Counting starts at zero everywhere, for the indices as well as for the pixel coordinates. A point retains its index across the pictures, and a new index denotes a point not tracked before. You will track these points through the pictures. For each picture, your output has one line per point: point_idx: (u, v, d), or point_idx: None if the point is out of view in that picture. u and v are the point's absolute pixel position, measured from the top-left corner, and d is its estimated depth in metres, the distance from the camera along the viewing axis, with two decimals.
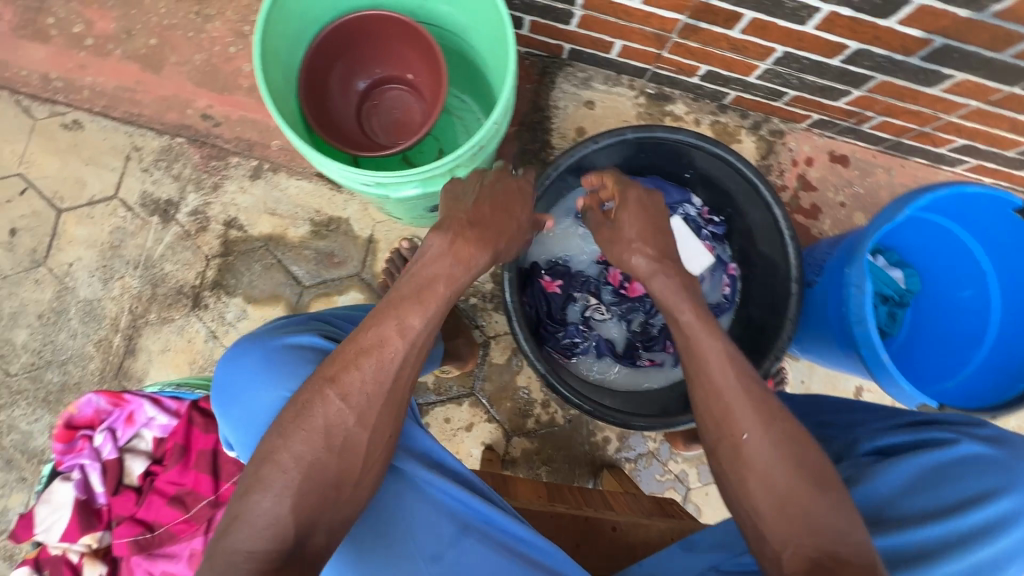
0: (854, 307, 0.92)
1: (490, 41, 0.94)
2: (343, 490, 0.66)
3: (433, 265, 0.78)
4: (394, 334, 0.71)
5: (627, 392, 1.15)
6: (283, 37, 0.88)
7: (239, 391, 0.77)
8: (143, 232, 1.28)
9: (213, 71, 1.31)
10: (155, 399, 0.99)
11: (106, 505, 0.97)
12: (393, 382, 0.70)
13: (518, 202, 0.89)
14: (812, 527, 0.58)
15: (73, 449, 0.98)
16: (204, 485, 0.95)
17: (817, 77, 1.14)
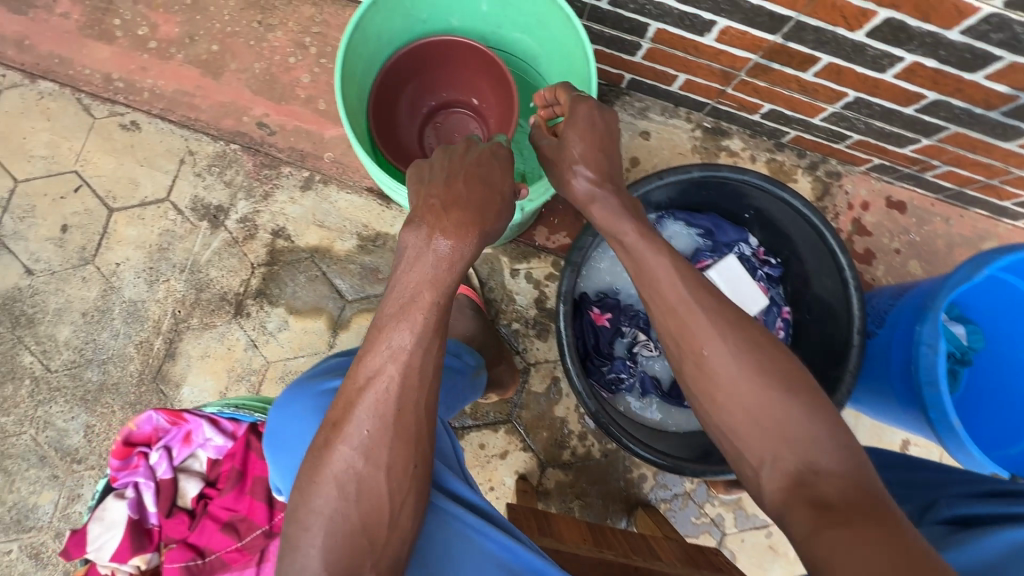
0: (926, 367, 0.89)
1: (567, 74, 0.95)
2: (378, 542, 0.65)
3: (412, 269, 0.73)
4: (389, 358, 0.68)
5: (671, 432, 1.13)
6: (362, 58, 0.91)
7: (291, 437, 0.74)
8: (192, 236, 1.28)
9: (271, 80, 1.32)
10: (213, 419, 0.98)
11: (158, 526, 0.95)
12: (400, 414, 0.68)
13: (496, 169, 0.81)
14: (786, 439, 0.59)
15: (129, 466, 0.96)
16: (259, 514, 0.94)
17: (886, 124, 1.11)
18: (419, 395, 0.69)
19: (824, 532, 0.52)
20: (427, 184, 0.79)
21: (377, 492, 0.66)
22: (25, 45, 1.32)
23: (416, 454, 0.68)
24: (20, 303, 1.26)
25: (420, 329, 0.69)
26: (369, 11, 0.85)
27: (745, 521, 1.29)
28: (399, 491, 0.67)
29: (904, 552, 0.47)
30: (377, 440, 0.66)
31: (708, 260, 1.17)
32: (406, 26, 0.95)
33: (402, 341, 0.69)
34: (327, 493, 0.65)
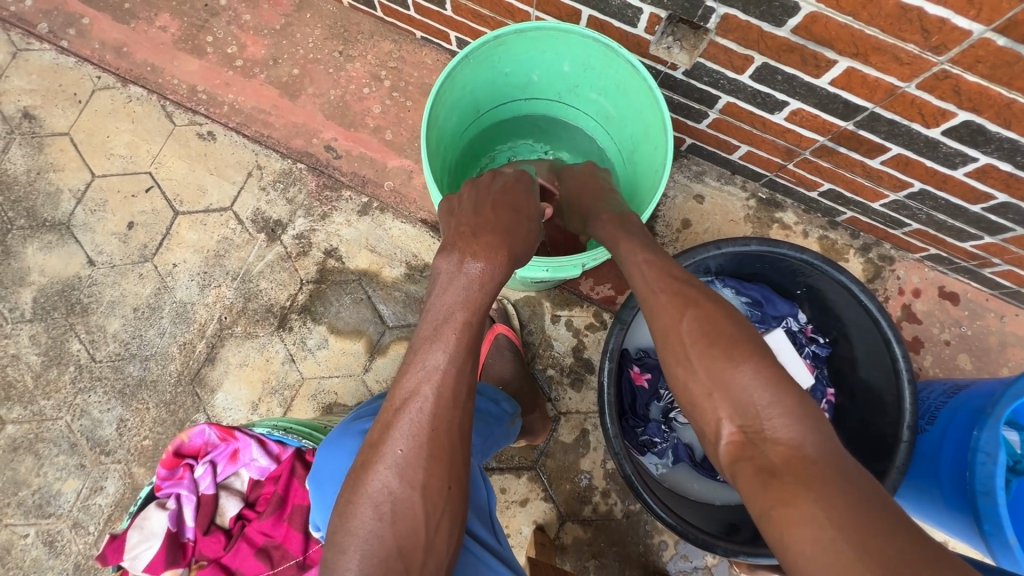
0: (981, 475, 0.86)
1: (639, 133, 1.04)
2: (413, 568, 0.58)
3: (445, 293, 0.68)
4: (423, 378, 0.63)
5: (701, 503, 1.10)
6: (446, 104, 0.97)
7: (338, 473, 0.73)
8: (248, 246, 1.32)
9: (344, 107, 1.37)
10: (262, 439, 0.98)
11: (193, 541, 0.95)
12: (436, 432, 0.61)
13: (523, 199, 0.81)
14: (739, 407, 0.59)
15: (175, 477, 0.97)
16: (294, 544, 0.91)
17: (949, 218, 1.11)
18: (455, 413, 0.63)
19: (774, 513, 0.52)
20: (458, 218, 0.76)
21: (413, 515, 0.59)
22: (123, 52, 1.41)
23: (450, 475, 0.61)
24: (77, 291, 1.31)
25: (455, 348, 0.64)
26: (462, 62, 0.93)
27: None
28: (434, 513, 0.60)
29: (847, 528, 0.47)
30: (412, 458, 0.60)
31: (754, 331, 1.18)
32: (487, 76, 1.03)
33: (436, 361, 0.63)
34: (362, 514, 0.59)
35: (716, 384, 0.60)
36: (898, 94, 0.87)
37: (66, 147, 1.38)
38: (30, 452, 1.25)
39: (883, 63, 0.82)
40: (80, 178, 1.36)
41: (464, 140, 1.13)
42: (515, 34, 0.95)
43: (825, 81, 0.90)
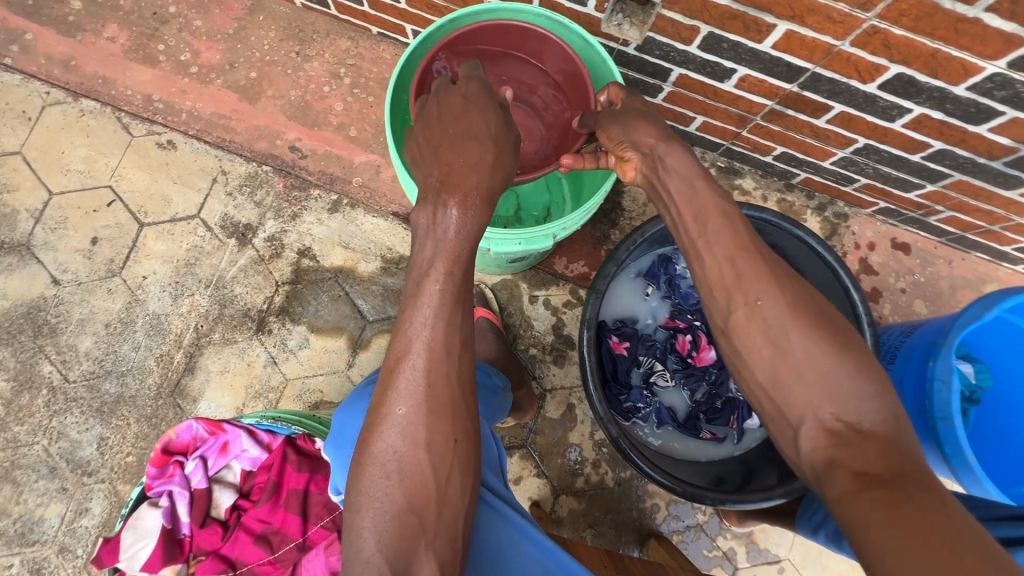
0: (939, 402, 0.92)
1: None
2: (428, 519, 0.61)
3: (423, 247, 0.70)
4: (413, 336, 0.65)
5: (687, 463, 1.15)
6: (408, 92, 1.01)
7: (354, 434, 0.76)
8: (219, 252, 1.31)
9: (305, 107, 1.37)
10: (251, 430, 0.98)
11: (189, 536, 0.95)
12: (433, 386, 0.64)
13: (476, 116, 0.77)
14: (832, 393, 0.57)
15: (165, 475, 0.95)
16: (292, 527, 0.94)
17: (894, 169, 1.17)
18: (450, 367, 0.65)
19: (860, 493, 0.51)
20: (424, 166, 0.76)
21: (419, 469, 0.62)
22: (71, 66, 1.37)
23: (455, 428, 0.64)
24: (44, 311, 1.27)
25: (439, 301, 0.66)
26: (422, 46, 0.98)
27: (757, 555, 1.27)
28: (443, 468, 0.63)
29: (947, 517, 0.46)
30: (412, 415, 0.63)
31: None
32: None
33: (424, 317, 0.66)
34: (370, 474, 0.62)
35: (813, 368, 0.59)
36: (834, 53, 0.92)
37: (19, 167, 1.34)
38: (7, 480, 1.21)
39: (818, 23, 0.87)
40: (36, 197, 1.33)
41: None
42: (468, 19, 1.01)
43: (767, 46, 0.95)
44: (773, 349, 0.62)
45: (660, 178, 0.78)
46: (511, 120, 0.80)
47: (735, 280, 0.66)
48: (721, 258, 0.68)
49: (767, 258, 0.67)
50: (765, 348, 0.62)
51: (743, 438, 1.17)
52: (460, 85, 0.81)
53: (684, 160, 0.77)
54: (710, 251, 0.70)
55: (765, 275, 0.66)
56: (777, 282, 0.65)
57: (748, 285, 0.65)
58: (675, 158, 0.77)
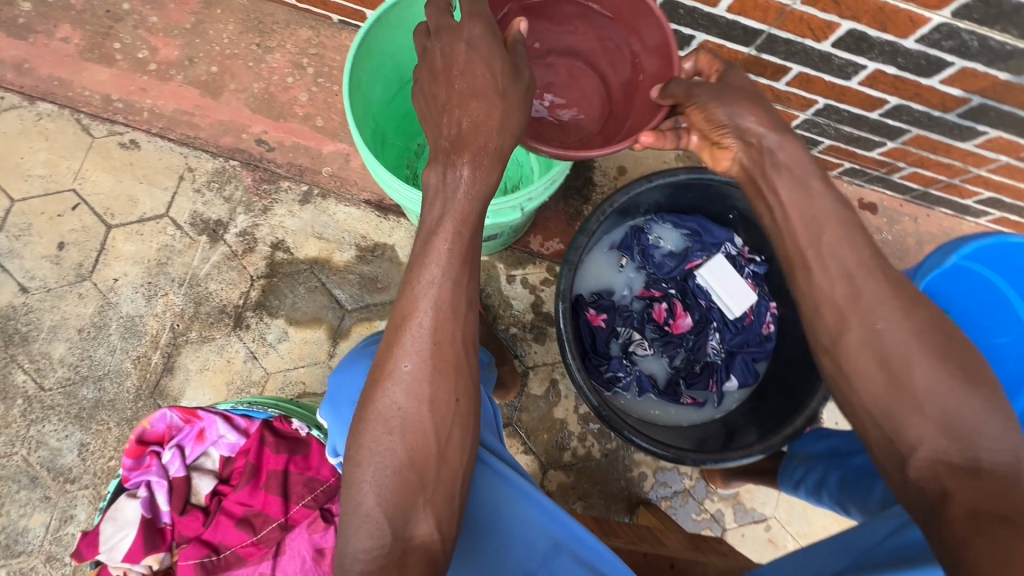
0: None
1: None
2: (428, 476, 0.67)
3: (433, 205, 0.70)
4: (421, 294, 0.69)
5: (668, 428, 1.17)
6: (367, 71, 0.92)
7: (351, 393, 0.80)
8: (190, 250, 1.29)
9: (269, 99, 1.36)
10: (227, 415, 0.97)
11: (171, 525, 0.95)
12: (440, 344, 0.69)
13: (481, 67, 0.69)
14: (952, 425, 0.55)
15: (142, 466, 0.96)
16: (273, 507, 0.94)
17: (854, 128, 1.20)
18: (455, 326, 0.70)
19: (975, 523, 0.49)
20: (432, 122, 0.73)
21: (421, 425, 0.68)
22: (25, 69, 1.34)
23: (457, 389, 0.70)
24: (14, 320, 1.25)
25: (447, 260, 0.69)
26: (377, 23, 0.87)
27: (744, 515, 1.30)
28: (444, 427, 0.69)
29: None
30: (417, 374, 0.68)
31: (699, 260, 1.22)
32: (403, 42, 0.97)
33: (432, 276, 0.69)
34: (374, 430, 0.67)
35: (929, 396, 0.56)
36: (787, 13, 0.93)
37: None
38: None
39: None
40: None
41: (397, 113, 1.09)
42: None
43: (722, 9, 0.97)
44: (889, 376, 0.58)
45: (766, 174, 0.70)
46: (518, 63, 0.73)
47: (852, 298, 0.61)
48: (836, 272, 0.63)
49: (890, 277, 0.62)
50: (878, 373, 0.59)
51: (722, 400, 1.20)
52: (463, 27, 0.71)
53: (800, 154, 0.69)
54: (828, 264, 0.64)
55: (887, 296, 0.61)
56: (900, 305, 0.60)
57: (870, 306, 0.60)
58: (789, 150, 0.69)
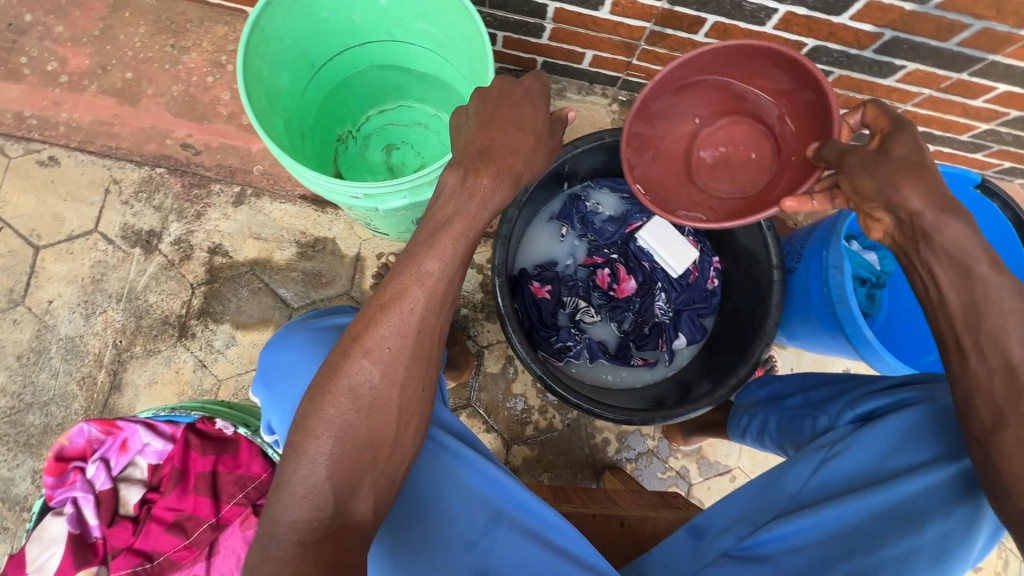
0: (836, 287, 0.97)
1: (470, 68, 0.96)
2: (381, 456, 0.67)
3: (447, 205, 0.71)
4: (417, 282, 0.68)
5: (622, 391, 1.18)
6: (266, 59, 0.89)
7: (285, 372, 0.77)
8: (125, 264, 1.26)
9: (191, 101, 1.32)
10: (149, 424, 0.97)
11: (102, 539, 0.95)
12: (421, 335, 0.68)
13: (527, 109, 0.79)
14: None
15: (66, 482, 0.95)
16: (204, 509, 0.94)
17: None
18: (440, 319, 0.70)
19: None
20: (466, 135, 0.76)
21: (389, 407, 0.67)
22: None
23: (424, 380, 0.70)
24: None
25: (450, 259, 0.69)
26: (267, 9, 0.84)
27: (709, 469, 1.32)
28: (406, 415, 0.69)
29: None
30: (396, 355, 0.67)
31: (638, 222, 1.23)
32: (303, 26, 0.93)
33: (432, 268, 0.69)
34: (339, 403, 0.65)
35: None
36: None
37: None
38: None
39: None
40: None
41: (311, 100, 1.07)
42: None
43: None
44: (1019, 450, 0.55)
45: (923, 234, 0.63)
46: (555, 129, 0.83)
47: (1013, 394, 0.56)
48: (996, 365, 0.57)
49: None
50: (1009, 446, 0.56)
51: (674, 357, 1.22)
52: (525, 80, 0.82)
53: (961, 237, 0.60)
54: (988, 353, 0.58)
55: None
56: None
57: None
58: (954, 232, 0.60)
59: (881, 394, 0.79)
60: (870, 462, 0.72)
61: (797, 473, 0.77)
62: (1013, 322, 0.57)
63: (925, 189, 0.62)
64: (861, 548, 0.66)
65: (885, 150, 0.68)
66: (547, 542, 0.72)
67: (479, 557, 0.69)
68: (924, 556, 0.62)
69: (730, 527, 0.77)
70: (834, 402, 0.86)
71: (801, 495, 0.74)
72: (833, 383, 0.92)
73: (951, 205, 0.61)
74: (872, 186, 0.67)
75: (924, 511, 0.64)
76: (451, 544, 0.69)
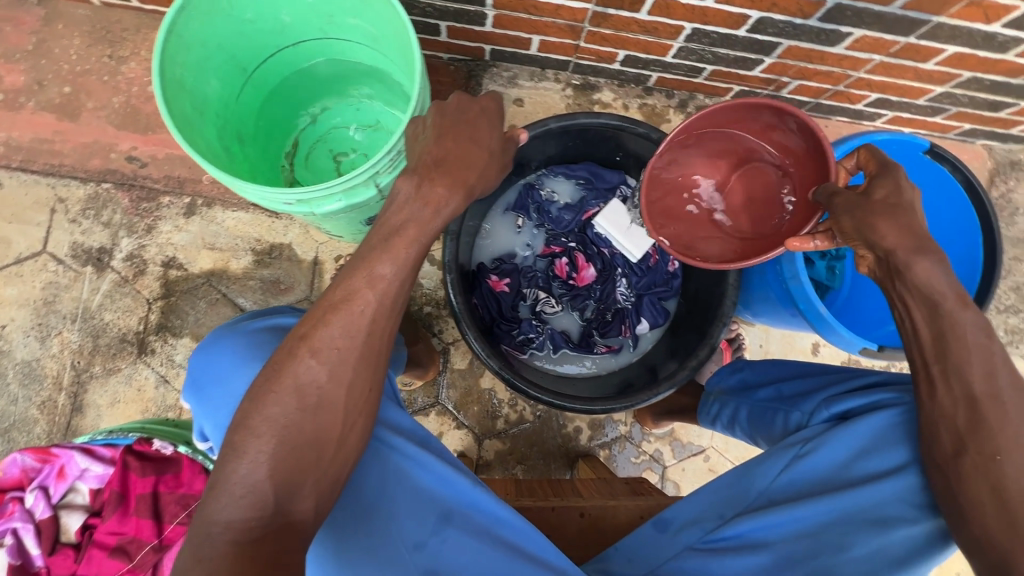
0: (787, 263, 0.96)
1: (404, 62, 0.93)
2: (326, 455, 0.64)
3: (402, 209, 0.70)
4: (368, 283, 0.66)
5: (586, 380, 1.17)
6: (188, 66, 0.87)
7: (216, 374, 0.73)
8: (78, 283, 1.24)
9: (133, 113, 1.29)
10: (86, 448, 0.98)
11: (44, 567, 0.96)
12: (370, 336, 0.67)
13: (483, 126, 0.78)
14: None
15: (5, 513, 0.97)
16: (146, 531, 0.96)
17: (729, 49, 1.18)
18: (390, 320, 0.68)
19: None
20: (422, 145, 0.76)
21: (336, 406, 0.65)
22: None
23: (372, 380, 0.68)
24: None
25: (404, 261, 0.68)
26: (181, 15, 0.81)
27: (682, 450, 1.32)
28: (352, 416, 0.67)
29: None
30: (344, 356, 0.65)
31: (594, 209, 1.21)
32: (228, 30, 0.90)
33: (385, 270, 0.67)
34: (284, 402, 0.63)
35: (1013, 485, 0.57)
36: None
37: None
38: None
39: None
40: None
41: (248, 105, 1.04)
42: None
43: None
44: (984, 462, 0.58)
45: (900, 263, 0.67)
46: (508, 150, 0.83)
47: (974, 426, 0.59)
48: (960, 396, 0.61)
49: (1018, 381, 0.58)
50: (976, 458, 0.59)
51: (639, 342, 1.21)
52: (483, 98, 0.81)
53: (931, 277, 0.65)
54: (954, 383, 0.61)
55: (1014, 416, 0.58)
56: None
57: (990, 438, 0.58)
58: (924, 270, 0.65)
59: (856, 393, 0.77)
60: (842, 462, 0.71)
61: (767, 468, 0.76)
62: (977, 354, 0.61)
63: (900, 230, 0.67)
64: (828, 548, 0.65)
65: (869, 194, 0.73)
66: (498, 539, 0.69)
67: (427, 558, 0.65)
68: (890, 560, 0.63)
69: (696, 520, 0.76)
70: (808, 398, 0.83)
71: (771, 490, 0.73)
72: (801, 378, 0.90)
73: (923, 247, 0.66)
74: (852, 226, 0.72)
75: (891, 515, 0.65)
76: (398, 545, 0.65)
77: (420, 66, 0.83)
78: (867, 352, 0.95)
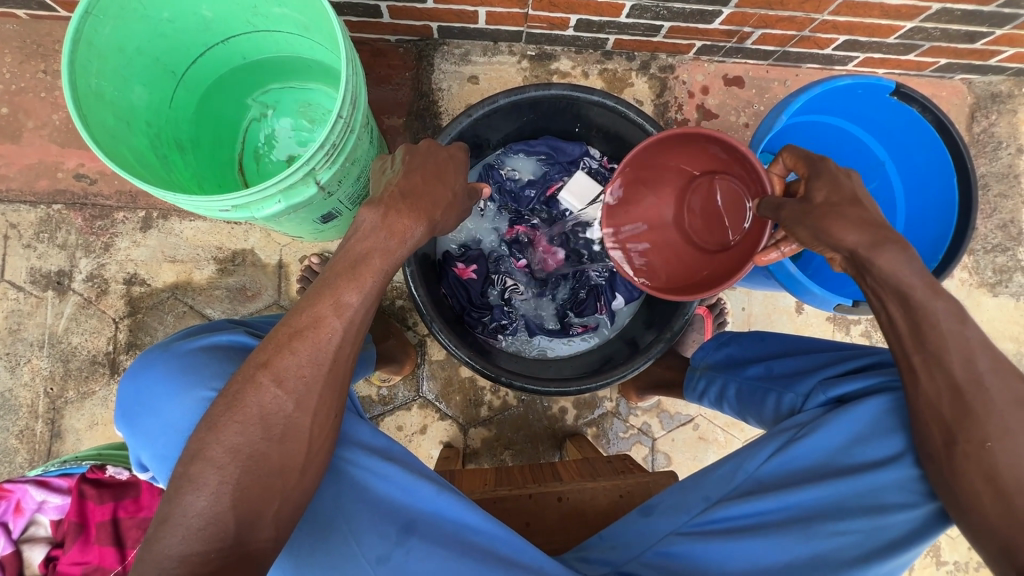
0: None
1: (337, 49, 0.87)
2: (291, 481, 0.63)
3: (365, 238, 0.67)
4: (333, 312, 0.64)
5: (565, 361, 1.14)
6: (105, 73, 0.83)
7: (154, 398, 0.72)
8: (41, 309, 1.22)
9: (75, 129, 1.24)
10: (41, 480, 1.02)
11: None
12: (336, 364, 0.65)
13: (451, 169, 0.78)
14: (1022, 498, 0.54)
15: None
16: (110, 558, 1.00)
17: (684, 4, 1.11)
18: (352, 341, 0.66)
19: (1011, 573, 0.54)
20: (385, 182, 0.74)
21: (303, 434, 0.63)
22: None
23: (337, 403, 0.66)
24: None
25: (369, 288, 0.66)
26: (87, 21, 0.76)
27: (671, 421, 1.31)
28: (316, 441, 0.64)
29: None
30: (311, 385, 0.63)
31: (560, 183, 1.17)
32: (146, 31, 0.85)
33: (353, 300, 0.65)
34: (241, 430, 0.61)
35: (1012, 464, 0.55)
36: None
37: None
38: None
39: None
40: None
41: (183, 109, 1.00)
42: None
43: None
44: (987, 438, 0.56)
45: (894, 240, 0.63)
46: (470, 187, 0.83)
47: (960, 415, 0.58)
48: (944, 386, 0.59)
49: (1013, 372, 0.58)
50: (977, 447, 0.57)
51: (615, 318, 1.18)
52: (455, 150, 0.83)
53: (897, 266, 0.62)
54: (937, 374, 0.60)
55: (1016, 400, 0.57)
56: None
57: (974, 426, 0.57)
58: (888, 262, 0.62)
59: (852, 376, 0.74)
60: (839, 447, 0.68)
61: (757, 451, 0.72)
62: (953, 342, 0.59)
63: (858, 226, 0.64)
64: (822, 536, 0.64)
65: (810, 198, 0.68)
66: (465, 544, 0.68)
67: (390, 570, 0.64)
68: (880, 545, 0.62)
69: (682, 503, 0.73)
70: (803, 378, 0.80)
71: (761, 473, 0.70)
72: (784, 357, 0.87)
73: (882, 238, 0.63)
74: (808, 236, 0.66)
75: (887, 502, 0.63)
76: (360, 560, 0.65)
77: (348, 52, 0.78)
78: (843, 309, 0.93)
